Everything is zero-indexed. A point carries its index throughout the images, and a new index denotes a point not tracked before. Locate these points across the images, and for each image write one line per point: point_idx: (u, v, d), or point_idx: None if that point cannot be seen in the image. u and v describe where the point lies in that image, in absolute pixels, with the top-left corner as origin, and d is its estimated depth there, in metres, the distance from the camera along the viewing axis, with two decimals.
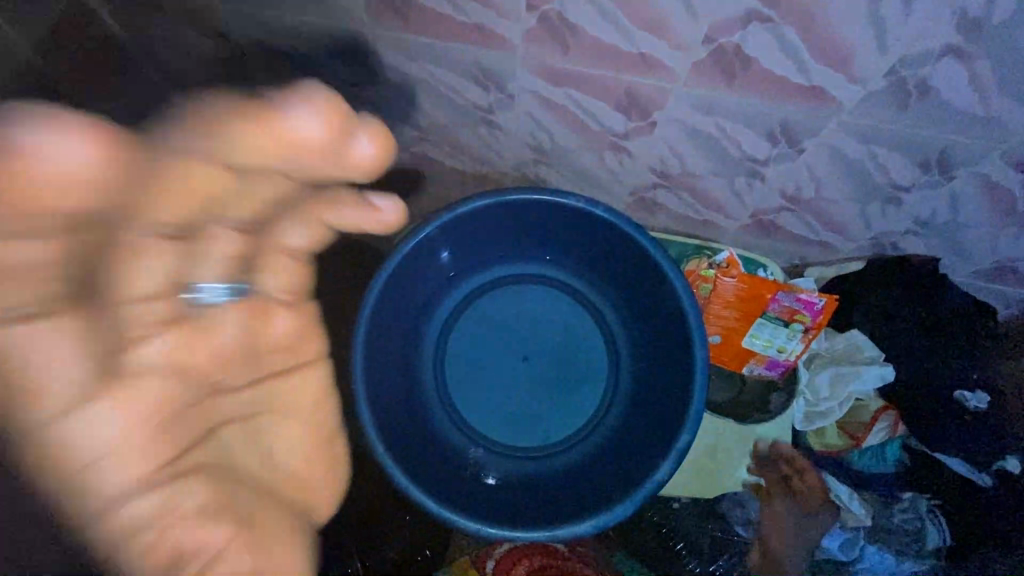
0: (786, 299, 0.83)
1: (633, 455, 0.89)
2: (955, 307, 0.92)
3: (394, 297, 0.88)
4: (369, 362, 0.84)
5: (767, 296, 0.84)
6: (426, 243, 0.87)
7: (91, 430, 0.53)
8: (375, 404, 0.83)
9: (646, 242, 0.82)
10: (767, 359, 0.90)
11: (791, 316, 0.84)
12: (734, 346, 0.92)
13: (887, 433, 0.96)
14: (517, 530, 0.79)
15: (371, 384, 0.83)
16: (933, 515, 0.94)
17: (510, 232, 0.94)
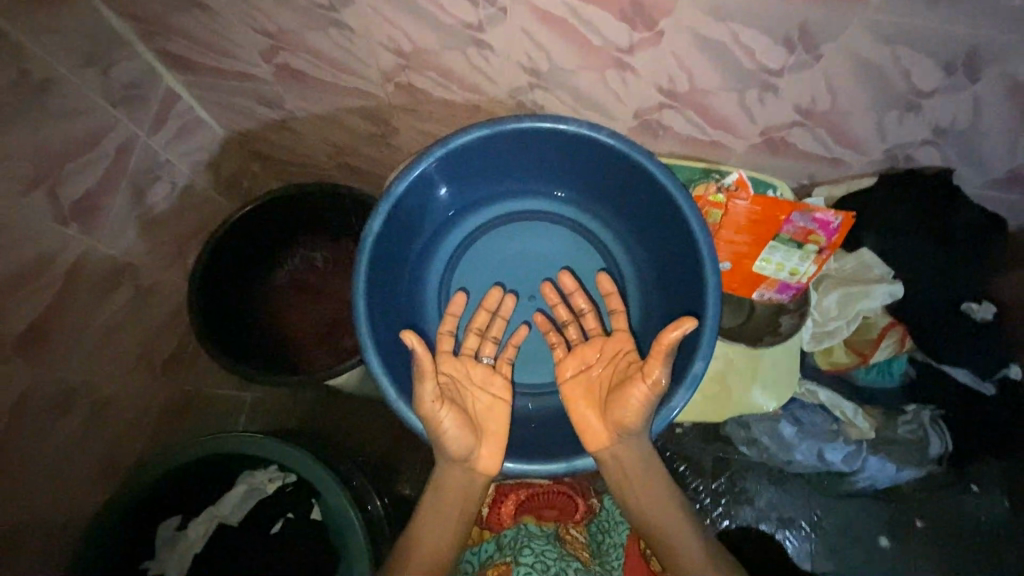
0: (801, 220, 0.80)
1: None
2: (965, 218, 0.91)
3: (392, 237, 0.84)
4: (371, 304, 0.81)
5: (781, 218, 0.81)
6: (425, 178, 0.83)
7: (460, 438, 0.75)
8: (380, 348, 0.80)
9: (654, 166, 0.78)
10: (779, 282, 0.89)
11: (806, 236, 0.82)
12: (746, 270, 0.90)
13: (894, 349, 0.96)
14: (536, 464, 0.80)
15: (375, 330, 0.81)
16: (936, 424, 0.97)
17: (509, 165, 0.90)
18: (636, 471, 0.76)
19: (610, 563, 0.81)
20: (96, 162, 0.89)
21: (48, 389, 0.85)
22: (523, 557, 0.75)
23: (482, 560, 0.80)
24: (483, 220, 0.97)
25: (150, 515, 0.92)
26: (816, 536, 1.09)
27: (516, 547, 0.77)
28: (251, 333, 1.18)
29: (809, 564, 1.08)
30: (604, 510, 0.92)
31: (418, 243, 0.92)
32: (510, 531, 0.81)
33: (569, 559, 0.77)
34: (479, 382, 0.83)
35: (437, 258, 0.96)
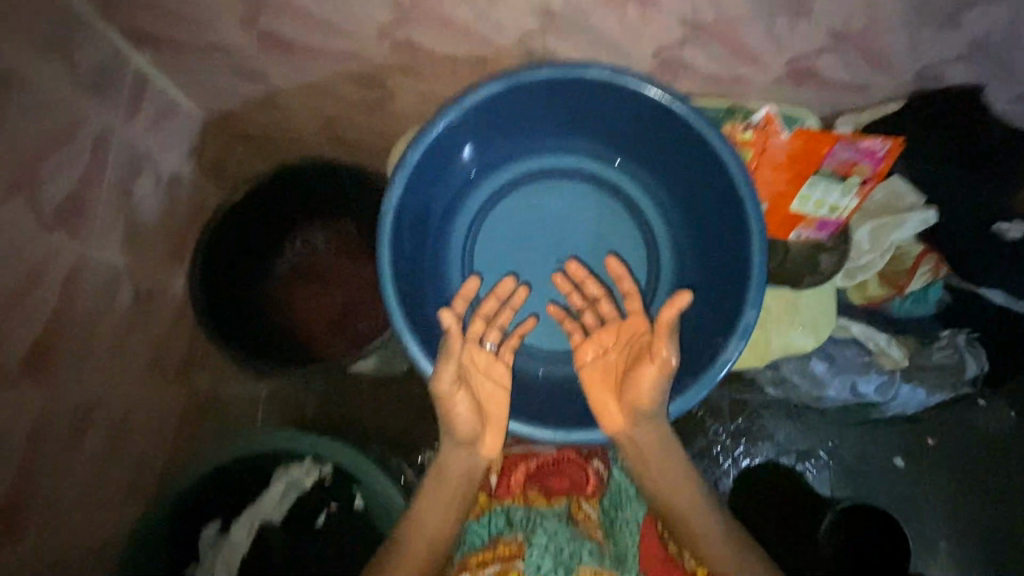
0: (846, 151, 0.76)
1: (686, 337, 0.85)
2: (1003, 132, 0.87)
3: (412, 209, 0.79)
4: (399, 282, 0.77)
5: (824, 151, 0.77)
6: (441, 142, 0.77)
7: (464, 418, 0.73)
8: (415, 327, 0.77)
9: (684, 107, 0.73)
10: (819, 220, 0.85)
11: (850, 168, 0.78)
12: (783, 211, 0.86)
13: (931, 276, 0.93)
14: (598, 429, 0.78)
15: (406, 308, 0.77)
16: (971, 346, 0.96)
17: (526, 120, 0.84)
18: (659, 452, 0.75)
19: (622, 543, 0.79)
20: (74, 158, 0.81)
21: (61, 407, 0.80)
22: (536, 537, 0.76)
23: (491, 533, 0.79)
24: (500, 182, 0.92)
25: (190, 524, 0.90)
26: (834, 464, 1.16)
27: (530, 527, 0.77)
28: (261, 325, 1.13)
29: (828, 490, 1.15)
30: (614, 479, 0.88)
31: (436, 212, 0.87)
32: (522, 510, 0.81)
33: (581, 539, 0.77)
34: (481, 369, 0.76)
35: (457, 228, 0.91)
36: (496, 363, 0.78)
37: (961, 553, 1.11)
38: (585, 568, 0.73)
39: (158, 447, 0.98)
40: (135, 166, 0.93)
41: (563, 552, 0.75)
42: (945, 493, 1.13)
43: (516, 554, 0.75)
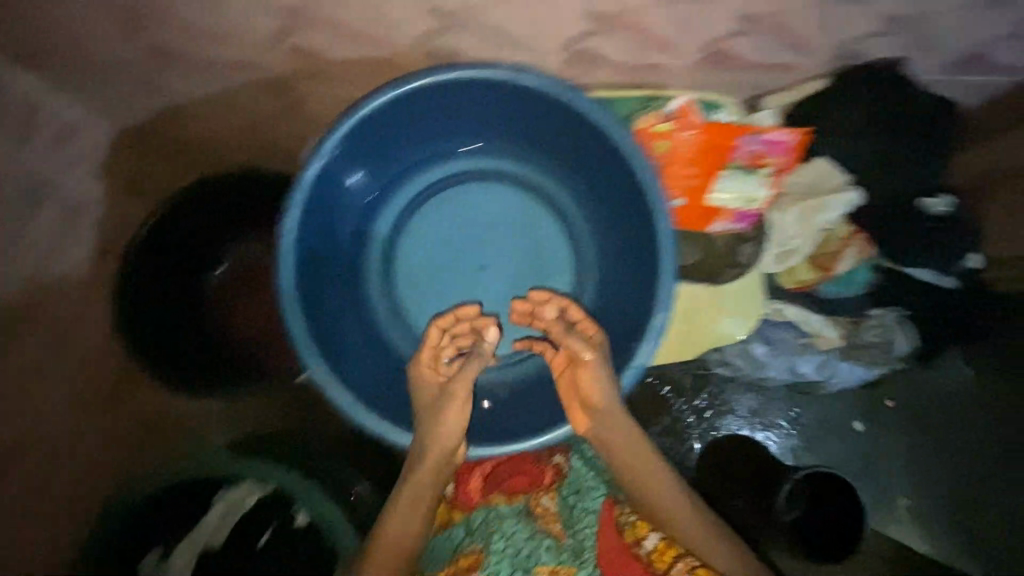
0: (751, 142, 0.87)
1: (608, 336, 0.86)
2: (916, 108, 0.87)
3: (315, 223, 0.77)
4: (301, 303, 0.74)
5: (732, 143, 0.87)
6: (339, 153, 0.75)
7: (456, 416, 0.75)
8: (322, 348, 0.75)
9: (583, 103, 0.71)
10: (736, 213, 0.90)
11: (756, 159, 0.88)
12: (700, 204, 0.91)
13: (857, 258, 0.92)
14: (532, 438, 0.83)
15: (315, 327, 0.75)
16: (901, 324, 0.96)
17: (434, 120, 0.81)
18: (625, 441, 0.77)
19: (582, 533, 0.73)
20: None
21: None
22: (494, 544, 0.72)
23: (454, 546, 0.76)
24: (416, 189, 0.90)
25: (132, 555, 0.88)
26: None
27: (486, 534, 0.74)
28: None
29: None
30: (576, 467, 0.85)
31: (348, 225, 0.85)
32: (480, 514, 0.78)
33: (541, 535, 0.74)
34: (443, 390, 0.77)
35: (371, 238, 0.88)
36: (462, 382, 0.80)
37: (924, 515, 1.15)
38: (543, 567, 0.70)
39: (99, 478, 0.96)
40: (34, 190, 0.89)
41: (520, 553, 0.71)
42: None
43: (474, 565, 0.72)
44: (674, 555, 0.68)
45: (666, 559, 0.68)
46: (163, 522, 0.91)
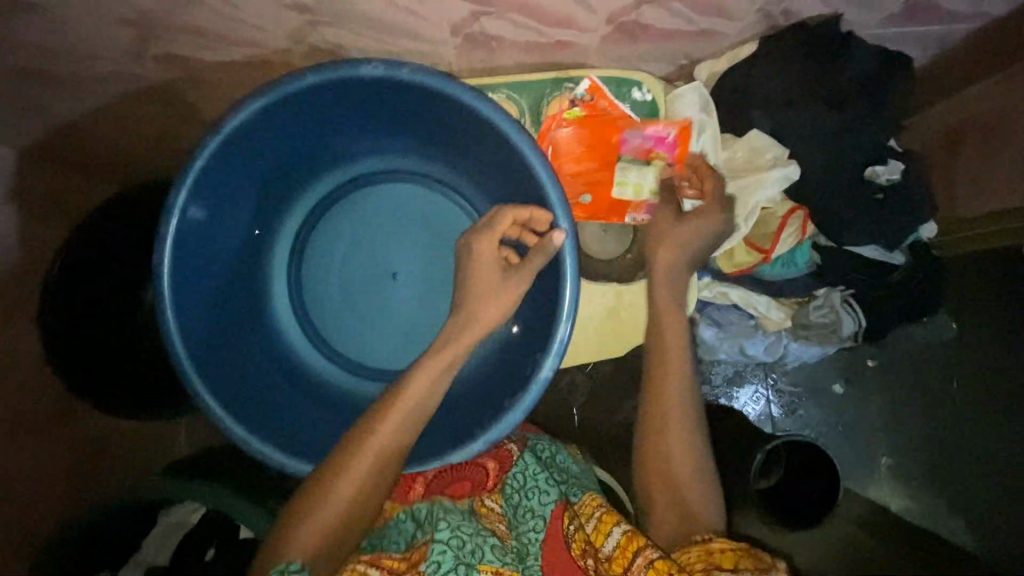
0: (637, 136, 0.81)
1: (516, 350, 0.83)
2: (857, 68, 0.80)
3: (200, 244, 0.73)
4: (189, 331, 0.70)
5: (616, 139, 0.82)
6: (219, 167, 0.70)
7: (495, 309, 0.73)
8: (216, 377, 0.72)
9: (471, 99, 0.67)
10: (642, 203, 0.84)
11: (648, 152, 0.83)
12: (604, 198, 0.86)
13: (795, 239, 0.87)
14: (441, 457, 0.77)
15: (207, 355, 0.72)
16: (847, 304, 0.90)
17: (324, 122, 0.76)
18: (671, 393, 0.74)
19: (527, 536, 0.72)
20: None
21: None
22: (439, 531, 0.65)
23: (405, 539, 0.70)
24: (318, 197, 0.87)
25: None
26: (775, 397, 1.20)
27: (432, 522, 0.67)
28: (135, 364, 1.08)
29: (771, 425, 1.19)
30: (522, 462, 0.80)
31: (247, 239, 0.82)
32: (424, 505, 0.71)
33: (486, 532, 0.69)
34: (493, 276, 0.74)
35: (277, 250, 0.87)
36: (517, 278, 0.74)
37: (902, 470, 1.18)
38: (487, 566, 0.65)
39: None
40: None
41: (464, 547, 0.65)
42: (880, 406, 1.19)
43: (421, 556, 0.65)
44: (636, 548, 0.65)
45: (628, 554, 0.65)
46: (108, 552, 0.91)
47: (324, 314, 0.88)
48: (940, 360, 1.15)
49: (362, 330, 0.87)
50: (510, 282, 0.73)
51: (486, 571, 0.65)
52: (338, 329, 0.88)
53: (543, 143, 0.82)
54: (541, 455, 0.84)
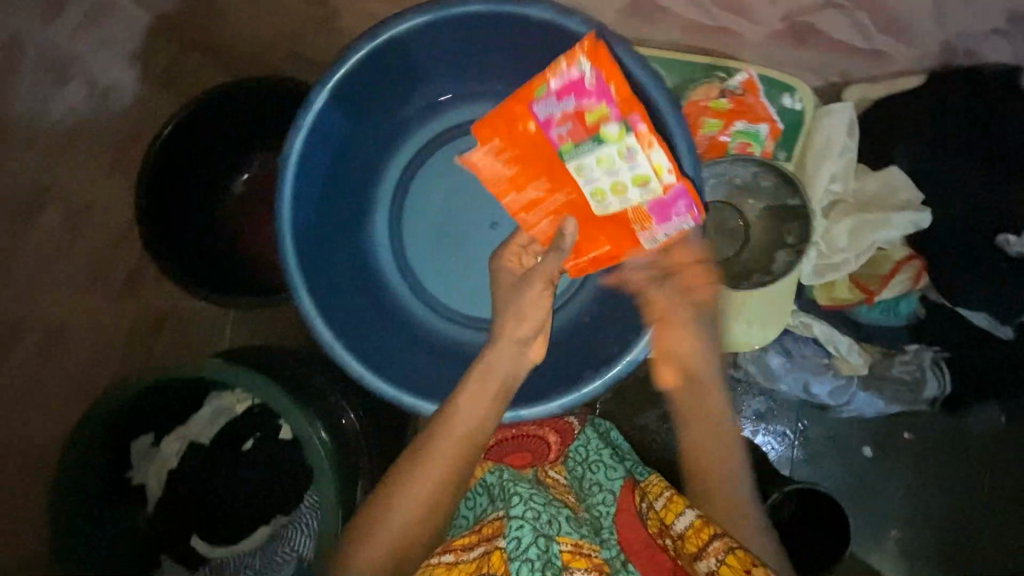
0: (551, 104, 0.71)
1: (608, 323, 0.86)
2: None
3: (331, 145, 0.75)
4: (300, 224, 0.73)
5: (530, 120, 0.74)
6: (372, 75, 0.73)
7: (523, 326, 0.72)
8: (316, 279, 0.74)
9: (631, 63, 0.68)
10: (650, 212, 0.73)
11: (582, 123, 0.70)
12: (601, 221, 0.78)
13: (905, 286, 0.82)
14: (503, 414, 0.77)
15: (308, 255, 0.74)
16: (937, 366, 0.88)
17: (472, 51, 0.77)
18: (694, 415, 0.73)
19: (597, 509, 0.74)
20: None
21: None
22: (514, 507, 0.68)
23: (478, 513, 0.77)
24: (438, 129, 0.87)
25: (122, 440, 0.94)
26: (799, 444, 1.16)
27: (505, 497, 0.71)
28: (208, 248, 1.11)
29: (788, 468, 1.16)
30: (584, 438, 0.86)
31: (356, 165, 0.83)
32: (494, 477, 0.77)
33: (558, 505, 0.72)
34: (510, 289, 0.74)
35: (387, 174, 0.87)
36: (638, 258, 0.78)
37: (908, 546, 1.14)
38: (565, 538, 0.67)
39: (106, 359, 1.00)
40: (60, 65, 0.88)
41: (540, 518, 0.67)
42: (908, 481, 1.15)
43: (496, 531, 0.69)
44: (711, 534, 0.66)
45: (703, 536, 0.66)
46: (157, 413, 0.95)
47: (420, 248, 0.88)
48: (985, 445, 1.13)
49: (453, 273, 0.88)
50: (529, 288, 0.72)
51: (565, 544, 0.66)
52: (432, 264, 0.88)
53: (693, 114, 0.76)
54: (602, 431, 0.89)
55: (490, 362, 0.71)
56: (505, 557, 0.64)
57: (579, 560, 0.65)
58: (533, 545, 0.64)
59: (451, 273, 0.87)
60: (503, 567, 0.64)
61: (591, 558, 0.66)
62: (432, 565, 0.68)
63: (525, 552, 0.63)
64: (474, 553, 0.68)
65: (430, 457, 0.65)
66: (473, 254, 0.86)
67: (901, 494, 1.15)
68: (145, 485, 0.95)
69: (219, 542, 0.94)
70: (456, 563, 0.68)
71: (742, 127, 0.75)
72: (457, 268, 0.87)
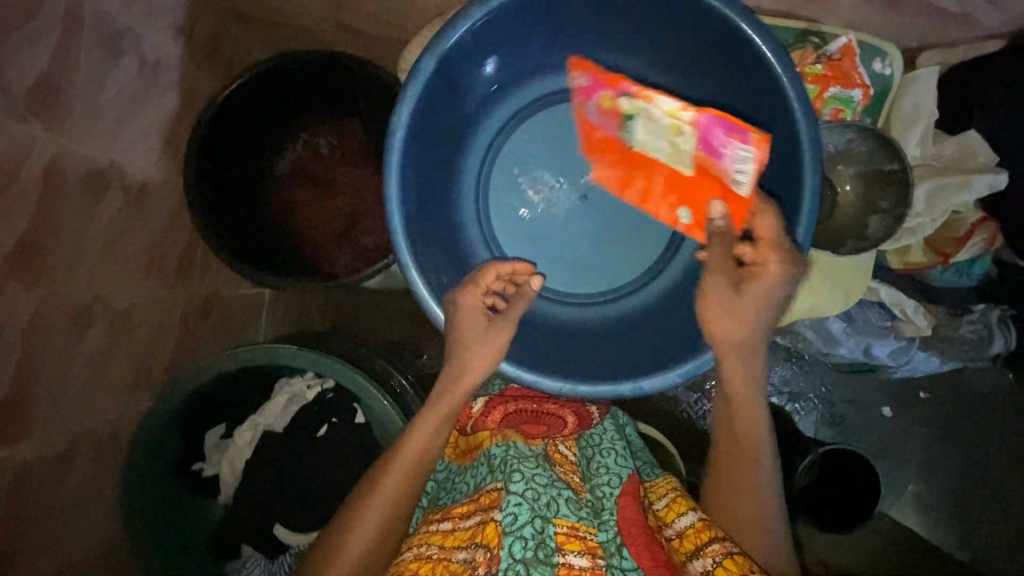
0: (592, 108, 0.76)
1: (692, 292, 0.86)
2: None
3: (429, 118, 0.77)
4: (405, 196, 0.77)
5: (590, 127, 0.79)
6: (470, 44, 0.74)
7: (483, 361, 0.73)
8: (417, 252, 0.78)
9: (741, 20, 0.66)
10: (711, 140, 0.68)
11: (610, 105, 0.74)
12: (699, 180, 0.73)
13: (980, 249, 0.86)
14: (606, 385, 0.76)
15: (411, 228, 0.78)
16: (1003, 324, 0.92)
17: (566, 15, 0.77)
18: (742, 396, 0.69)
19: (601, 490, 0.69)
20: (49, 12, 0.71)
21: (57, 307, 0.76)
22: (514, 484, 0.64)
23: (476, 483, 0.71)
24: (521, 102, 0.89)
25: (193, 426, 0.94)
26: (823, 407, 1.21)
27: (506, 471, 0.66)
28: (256, 229, 1.07)
29: (812, 431, 1.21)
30: (601, 426, 0.81)
31: (454, 130, 0.86)
32: (499, 449, 0.71)
33: (560, 485, 0.67)
34: (477, 330, 0.74)
35: (472, 148, 0.90)
36: (763, 272, 0.66)
37: (928, 501, 1.20)
38: (563, 520, 0.63)
39: (164, 344, 0.96)
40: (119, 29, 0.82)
41: (538, 499, 0.63)
42: (925, 440, 1.19)
43: (494, 502, 0.65)
44: (711, 536, 0.65)
45: (702, 536, 0.65)
46: (234, 398, 0.96)
47: (505, 223, 0.91)
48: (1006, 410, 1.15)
49: (539, 236, 0.91)
50: (494, 336, 0.74)
51: (561, 526, 0.62)
52: (516, 238, 0.91)
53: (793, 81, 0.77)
54: (619, 424, 0.85)
55: (444, 393, 0.72)
56: (499, 530, 0.61)
57: (573, 543, 0.61)
58: (529, 524, 0.60)
59: (536, 246, 0.91)
60: (496, 542, 0.60)
61: (587, 541, 0.62)
62: (429, 534, 0.67)
63: (520, 530, 0.60)
64: (470, 522, 0.65)
65: (387, 483, 0.68)
66: (557, 228, 0.90)
67: (919, 451, 1.20)
68: (219, 475, 0.95)
69: (302, 529, 0.92)
70: (452, 531, 0.66)
71: (835, 93, 0.77)
72: (540, 242, 0.91)
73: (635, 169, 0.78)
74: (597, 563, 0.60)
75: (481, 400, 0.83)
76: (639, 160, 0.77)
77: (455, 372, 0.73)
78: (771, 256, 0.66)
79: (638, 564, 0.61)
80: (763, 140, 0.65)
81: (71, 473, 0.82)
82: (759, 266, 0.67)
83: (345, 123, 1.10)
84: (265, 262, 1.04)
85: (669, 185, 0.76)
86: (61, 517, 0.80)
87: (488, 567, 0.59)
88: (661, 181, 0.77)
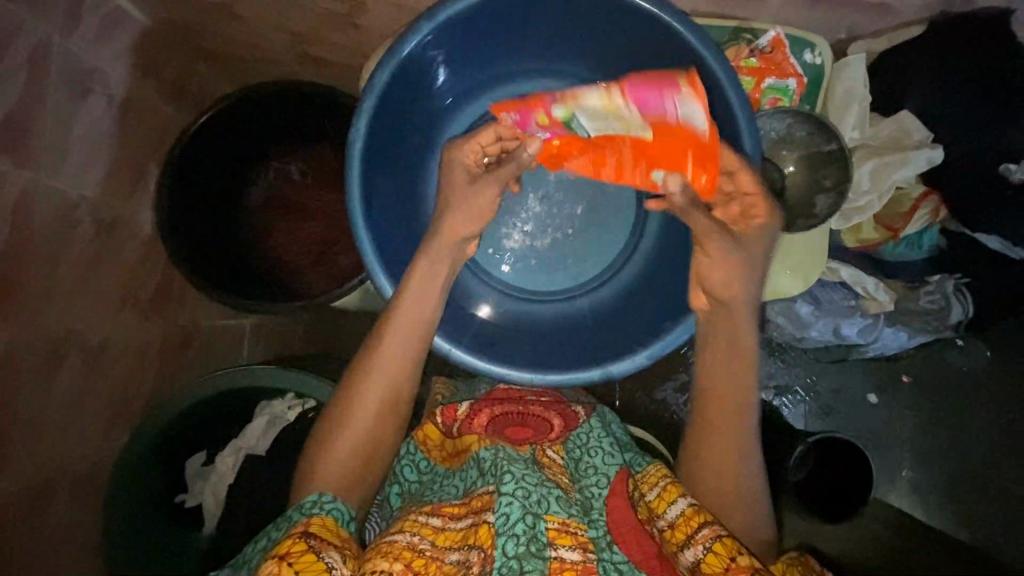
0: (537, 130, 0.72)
1: (655, 280, 0.90)
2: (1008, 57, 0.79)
3: (386, 129, 0.81)
4: (370, 208, 0.79)
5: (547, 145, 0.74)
6: (422, 57, 0.78)
7: (422, 320, 0.73)
8: (386, 261, 0.80)
9: (672, 17, 0.71)
10: (645, 96, 0.65)
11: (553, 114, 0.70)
12: (655, 150, 0.67)
13: (926, 220, 0.91)
14: (579, 374, 0.79)
15: (377, 237, 0.80)
16: (959, 292, 0.97)
17: (512, 27, 0.82)
18: (725, 377, 0.70)
19: (590, 491, 0.69)
20: (17, 57, 0.73)
21: (33, 344, 0.76)
22: (505, 484, 0.63)
23: (465, 487, 0.70)
24: (479, 111, 0.94)
25: (175, 457, 0.93)
26: (810, 399, 1.23)
27: (497, 473, 0.65)
28: (232, 257, 1.08)
29: (802, 423, 1.22)
30: (587, 425, 0.79)
31: (412, 137, 0.89)
32: (488, 452, 0.70)
33: (550, 484, 0.67)
34: (466, 186, 0.73)
35: (434, 158, 0.94)
36: (758, 222, 0.68)
37: (921, 481, 1.20)
38: (554, 517, 0.63)
39: (143, 378, 0.96)
40: (89, 72, 0.85)
41: (530, 497, 0.63)
42: (911, 421, 1.21)
43: (485, 504, 0.65)
44: (701, 521, 0.65)
45: (692, 524, 0.66)
46: (214, 424, 0.96)
47: None
48: (982, 382, 1.17)
49: (508, 235, 0.94)
50: (482, 188, 0.73)
51: (552, 522, 0.62)
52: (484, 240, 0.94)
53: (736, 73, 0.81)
54: (606, 421, 0.82)
55: (387, 357, 0.71)
56: (493, 531, 0.61)
57: (565, 538, 0.61)
58: (521, 521, 0.60)
59: (505, 248, 0.94)
60: (489, 543, 0.61)
61: (578, 536, 0.62)
62: (418, 525, 0.64)
63: (512, 528, 0.60)
64: (462, 523, 0.65)
65: (361, 401, 0.70)
66: (525, 226, 0.94)
67: (906, 430, 1.21)
68: (203, 505, 0.94)
69: None
70: (442, 529, 0.65)
71: (771, 83, 0.82)
72: (508, 243, 0.94)
73: (597, 153, 0.72)
74: (588, 557, 0.60)
75: (467, 401, 0.80)
76: (597, 145, 0.71)
77: (441, 232, 0.74)
78: (758, 206, 0.68)
79: (629, 558, 0.62)
80: (694, 79, 0.64)
81: (50, 510, 0.80)
82: (750, 215, 0.68)
83: (313, 149, 1.13)
84: (243, 289, 1.06)
85: (635, 159, 0.69)
86: (41, 557, 0.79)
87: (483, 567, 0.59)
88: (619, 157, 0.70)
